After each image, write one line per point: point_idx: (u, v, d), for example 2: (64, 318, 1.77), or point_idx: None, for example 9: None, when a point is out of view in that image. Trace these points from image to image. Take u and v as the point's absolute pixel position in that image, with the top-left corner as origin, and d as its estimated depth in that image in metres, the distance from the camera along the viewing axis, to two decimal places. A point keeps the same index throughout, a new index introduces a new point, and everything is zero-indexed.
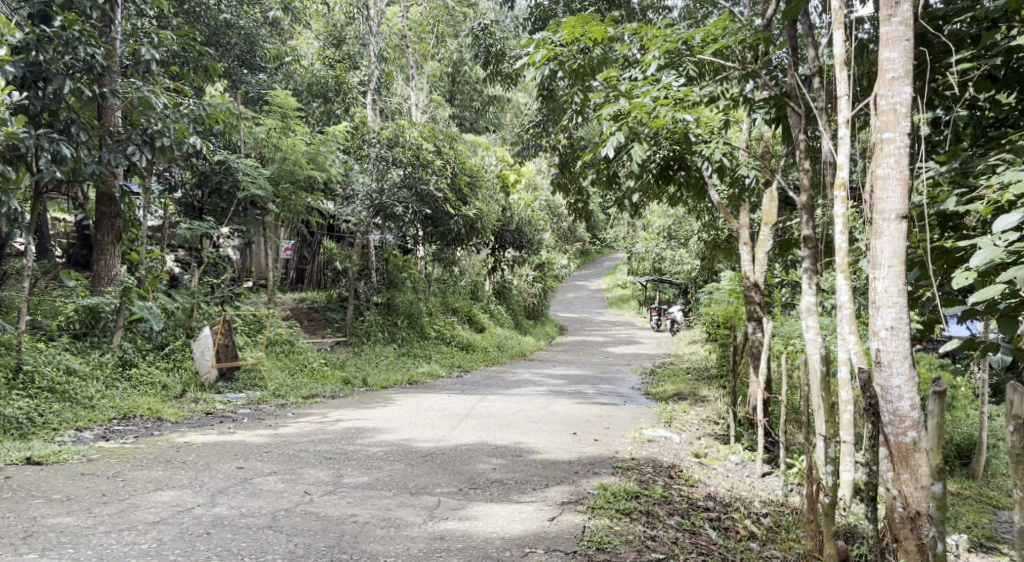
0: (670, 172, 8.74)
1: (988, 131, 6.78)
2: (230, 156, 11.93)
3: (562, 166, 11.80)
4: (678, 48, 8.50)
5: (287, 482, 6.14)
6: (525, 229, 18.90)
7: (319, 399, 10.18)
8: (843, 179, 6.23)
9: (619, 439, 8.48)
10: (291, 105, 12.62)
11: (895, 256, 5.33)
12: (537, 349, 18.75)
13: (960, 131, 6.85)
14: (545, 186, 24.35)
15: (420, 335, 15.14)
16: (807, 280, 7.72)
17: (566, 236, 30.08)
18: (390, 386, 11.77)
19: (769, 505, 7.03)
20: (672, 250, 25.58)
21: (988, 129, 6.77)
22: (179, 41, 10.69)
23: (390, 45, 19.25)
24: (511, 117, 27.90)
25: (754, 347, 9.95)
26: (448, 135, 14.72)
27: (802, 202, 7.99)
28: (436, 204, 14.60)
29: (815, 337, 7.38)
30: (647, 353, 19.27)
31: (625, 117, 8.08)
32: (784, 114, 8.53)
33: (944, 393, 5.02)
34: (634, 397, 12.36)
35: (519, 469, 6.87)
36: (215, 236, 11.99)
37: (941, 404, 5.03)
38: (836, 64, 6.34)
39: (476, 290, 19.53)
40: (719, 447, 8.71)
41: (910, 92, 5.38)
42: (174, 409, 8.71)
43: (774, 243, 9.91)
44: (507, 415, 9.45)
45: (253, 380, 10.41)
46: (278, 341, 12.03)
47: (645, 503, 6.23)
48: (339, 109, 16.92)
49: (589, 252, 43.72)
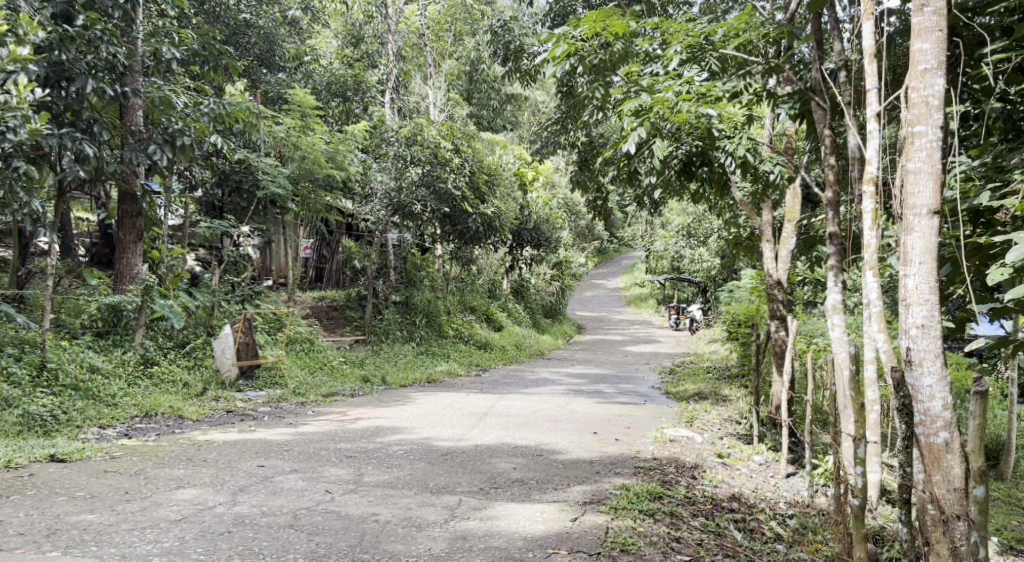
0: (692, 167, 8.60)
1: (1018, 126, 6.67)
2: (249, 155, 11.93)
3: (582, 164, 11.73)
4: (700, 43, 8.46)
5: (308, 480, 6.11)
6: (543, 227, 18.82)
7: (338, 398, 10.16)
8: (872, 174, 6.14)
9: (641, 438, 8.40)
10: (309, 104, 12.67)
11: (926, 253, 5.26)
12: (555, 348, 18.66)
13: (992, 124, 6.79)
14: (563, 184, 24.25)
15: (438, 333, 15.10)
16: (833, 278, 7.60)
17: (584, 235, 29.96)
18: (409, 384, 11.74)
19: (795, 506, 6.93)
20: (691, 248, 25.41)
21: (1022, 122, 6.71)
22: (200, 40, 10.68)
23: (408, 43, 19.22)
24: (529, 116, 27.81)
25: (777, 346, 9.84)
26: (466, 134, 14.65)
27: (827, 198, 7.89)
28: (454, 202, 14.55)
29: (841, 335, 7.25)
30: (665, 352, 19.13)
31: (647, 112, 7.98)
32: (808, 109, 8.51)
33: (986, 393, 5.11)
34: (654, 396, 12.26)
35: (540, 469, 6.81)
36: (235, 234, 12.01)
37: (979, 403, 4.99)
38: (866, 57, 6.24)
39: (493, 289, 19.48)
40: (742, 447, 8.61)
41: (943, 84, 5.33)
42: (195, 407, 8.71)
43: (797, 240, 9.80)
44: (527, 414, 9.39)
45: (273, 379, 10.41)
46: (298, 339, 12.03)
47: (669, 504, 6.15)
48: (358, 107, 16.90)
49: (606, 251, 43.55)
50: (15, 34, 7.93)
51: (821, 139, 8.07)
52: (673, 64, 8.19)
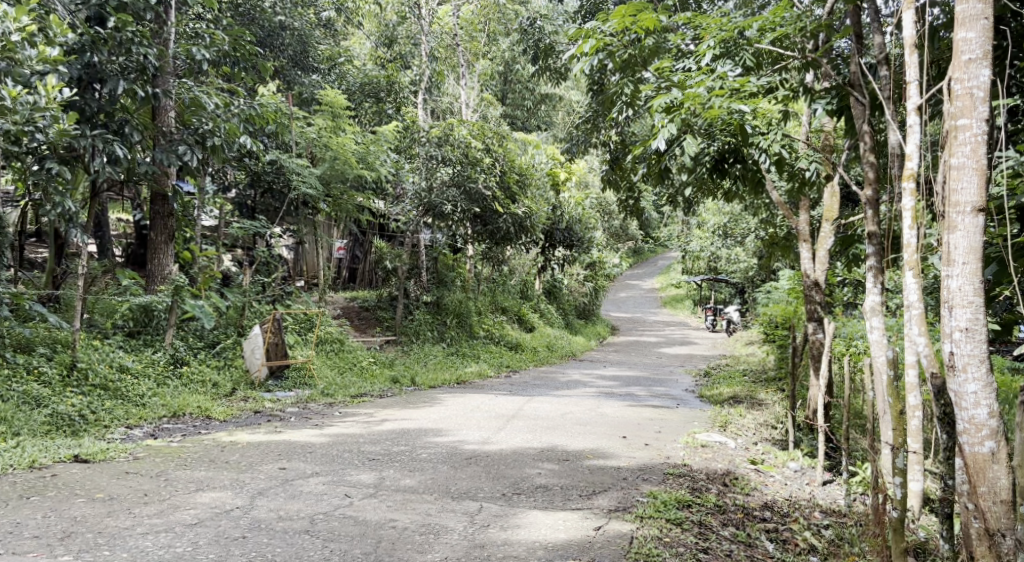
0: (724, 165, 8.24)
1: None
2: (281, 155, 11.94)
3: (614, 163, 11.53)
4: (734, 37, 8.23)
5: (328, 484, 6.03)
6: (576, 227, 18.63)
7: (367, 399, 10.11)
8: (912, 170, 5.87)
9: (672, 443, 8.21)
10: (340, 104, 12.62)
11: (970, 253, 5.12)
12: (588, 349, 18.48)
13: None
14: (597, 184, 24.03)
15: (469, 334, 15.00)
16: (871, 279, 7.33)
17: (619, 235, 29.71)
18: (438, 385, 11.66)
19: (831, 515, 6.71)
20: (728, 249, 24.97)
21: None
22: (231, 41, 10.61)
23: (442, 44, 19.17)
24: (563, 115, 27.62)
25: (814, 349, 9.60)
26: (498, 134, 14.43)
27: (866, 196, 7.63)
28: (485, 202, 14.43)
29: (879, 338, 6.97)
30: (701, 354, 18.82)
31: (678, 109, 7.82)
32: (846, 104, 8.29)
33: None
34: (687, 400, 12.03)
35: (566, 474, 6.66)
36: (266, 234, 12.02)
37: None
38: (907, 46, 5.98)
39: (526, 290, 19.35)
40: (777, 454, 8.37)
41: (988, 75, 5.17)
42: (223, 408, 8.70)
43: (835, 240, 9.55)
44: (555, 417, 9.24)
45: (303, 379, 10.35)
46: (328, 339, 12.00)
47: (698, 513, 5.96)
48: (390, 108, 16.81)
49: (642, 250, 43.18)
50: (44, 36, 7.98)
51: (860, 135, 7.82)
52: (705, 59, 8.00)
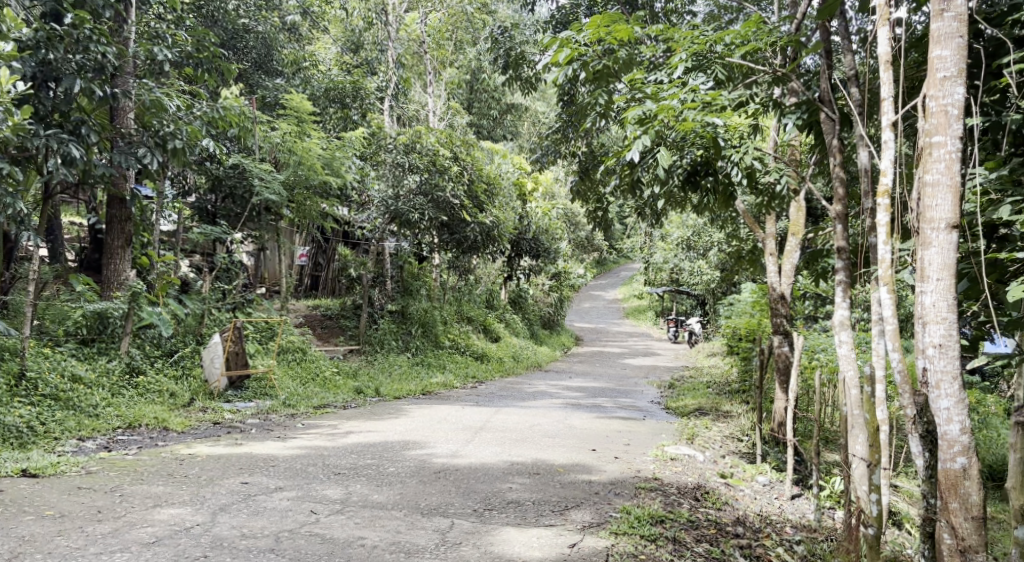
0: (697, 177, 8.21)
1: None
2: (244, 159, 11.69)
3: (583, 174, 11.48)
4: (706, 51, 8.20)
5: (292, 499, 5.83)
6: (541, 238, 18.57)
7: (330, 410, 9.88)
8: (886, 187, 5.89)
9: (641, 456, 8.13)
10: (306, 109, 12.29)
11: (944, 269, 5.13)
12: (553, 359, 18.40)
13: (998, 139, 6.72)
14: (562, 195, 24.03)
15: (434, 344, 14.82)
16: (841, 293, 7.35)
17: (583, 246, 29.75)
18: (403, 396, 11.46)
19: (802, 531, 6.71)
20: (691, 261, 25.07)
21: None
22: (194, 41, 10.34)
23: (408, 51, 19.06)
24: (529, 125, 27.59)
25: (780, 362, 9.57)
26: (465, 142, 14.38)
27: (835, 211, 7.65)
28: (452, 211, 14.31)
29: (848, 352, 6.96)
30: (665, 365, 18.84)
31: (651, 121, 7.81)
32: (816, 119, 8.25)
33: None
34: (653, 411, 11.96)
35: (537, 489, 6.54)
36: (227, 240, 11.72)
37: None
38: (881, 63, 6.00)
39: (491, 300, 19.23)
40: (745, 467, 8.35)
41: (963, 92, 5.20)
42: (180, 419, 8.42)
43: (801, 254, 9.59)
44: (523, 429, 9.12)
45: (263, 389, 10.09)
46: (290, 348, 11.73)
47: (672, 529, 5.88)
48: (356, 114, 16.54)
49: (605, 260, 43.33)
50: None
51: (830, 150, 7.86)
52: (678, 72, 7.99)
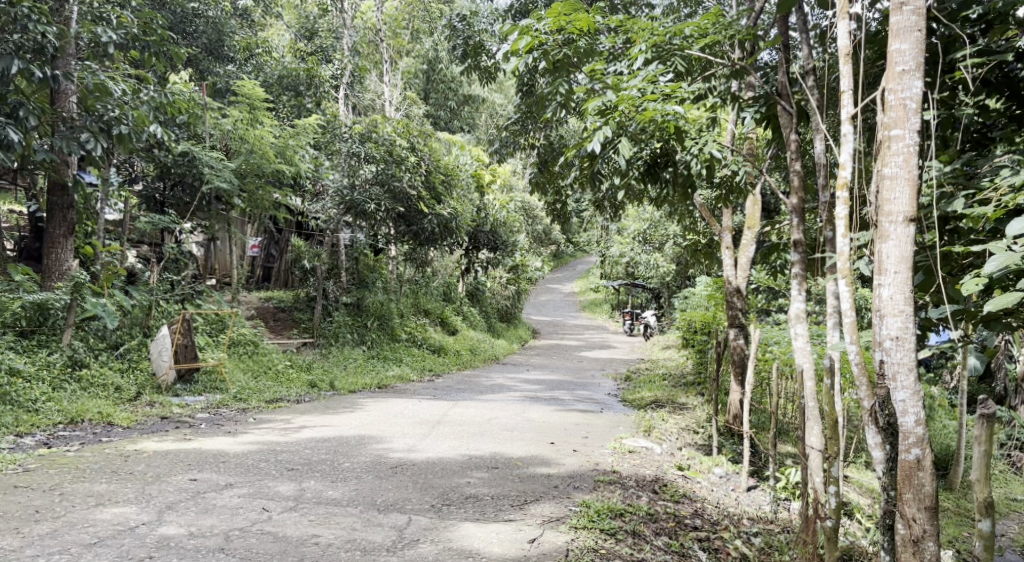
0: (656, 169, 8.36)
1: (972, 136, 6.83)
2: (194, 147, 11.34)
3: (541, 166, 11.40)
4: (666, 42, 8.13)
5: (243, 496, 5.65)
6: (499, 230, 18.48)
7: (283, 404, 9.67)
8: (845, 179, 5.91)
9: (600, 449, 8.08)
10: (258, 95, 11.96)
11: (901, 261, 5.18)
12: (510, 352, 18.36)
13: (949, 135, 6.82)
14: (519, 187, 23.97)
15: (390, 337, 14.66)
16: (796, 285, 7.37)
17: (541, 239, 29.75)
18: (359, 389, 11.29)
19: (758, 522, 6.78)
20: (647, 254, 24.57)
21: (973, 134, 6.79)
22: (140, 23, 9.94)
23: (364, 40, 18.76)
24: (486, 117, 27.41)
25: (734, 355, 9.61)
26: (422, 132, 14.21)
27: (792, 204, 7.68)
28: (409, 202, 14.16)
29: (804, 345, 7.02)
30: (621, 357, 18.92)
31: (612, 112, 7.79)
32: (774, 113, 8.27)
33: (993, 417, 5.26)
34: (611, 404, 11.95)
35: (495, 483, 6.45)
36: (176, 229, 11.38)
37: (989, 426, 5.24)
38: (841, 57, 6.01)
39: (448, 292, 19.10)
40: (702, 459, 8.36)
41: (921, 86, 5.24)
42: (126, 413, 8.15)
43: (757, 247, 9.64)
44: (481, 422, 9.03)
45: (213, 383, 9.82)
46: (241, 341, 11.45)
47: (632, 523, 5.84)
48: (310, 102, 16.23)
49: (562, 254, 43.44)
50: None
51: (787, 144, 7.88)
52: (638, 63, 7.92)
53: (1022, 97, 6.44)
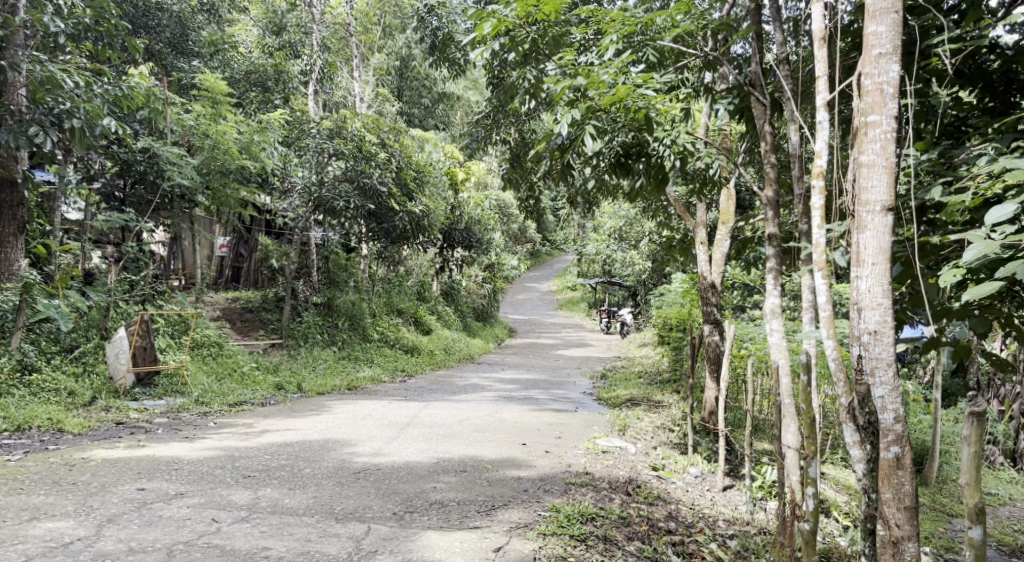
0: (628, 160, 8.02)
1: (945, 129, 6.67)
2: (153, 143, 10.99)
3: (514, 161, 11.16)
4: (638, 33, 7.87)
5: (193, 506, 5.42)
6: (473, 229, 18.20)
7: (247, 407, 9.36)
8: (821, 168, 5.74)
9: (573, 450, 7.85)
10: (221, 90, 11.65)
11: (879, 253, 5.06)
12: (486, 351, 18.09)
13: (924, 128, 6.67)
14: (494, 184, 23.68)
15: (362, 337, 14.32)
16: (771, 280, 7.19)
17: (517, 238, 29.48)
18: (327, 391, 10.99)
19: (734, 525, 6.62)
20: (623, 252, 24.58)
21: (946, 127, 6.66)
22: (92, 13, 9.58)
23: (334, 35, 18.38)
24: (461, 114, 27.08)
25: (711, 351, 9.44)
26: (393, 127, 13.91)
27: (766, 197, 7.47)
28: (380, 199, 13.89)
29: (779, 341, 6.84)
30: (597, 355, 18.74)
31: (582, 100, 7.61)
32: (747, 105, 8.14)
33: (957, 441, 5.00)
34: (586, 403, 11.72)
35: (462, 487, 6.20)
36: (136, 227, 10.96)
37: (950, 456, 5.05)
38: (816, 41, 5.85)
39: (422, 291, 18.80)
40: (677, 458, 8.15)
41: (898, 70, 5.13)
42: (78, 419, 7.81)
43: (731, 242, 9.43)
44: (452, 423, 8.77)
45: (174, 386, 9.48)
46: (205, 343, 11.09)
47: (604, 527, 5.63)
48: (278, 99, 15.87)
49: (539, 253, 43.18)
50: None
51: (761, 135, 7.69)
52: (609, 54, 7.63)
53: (996, 89, 6.39)
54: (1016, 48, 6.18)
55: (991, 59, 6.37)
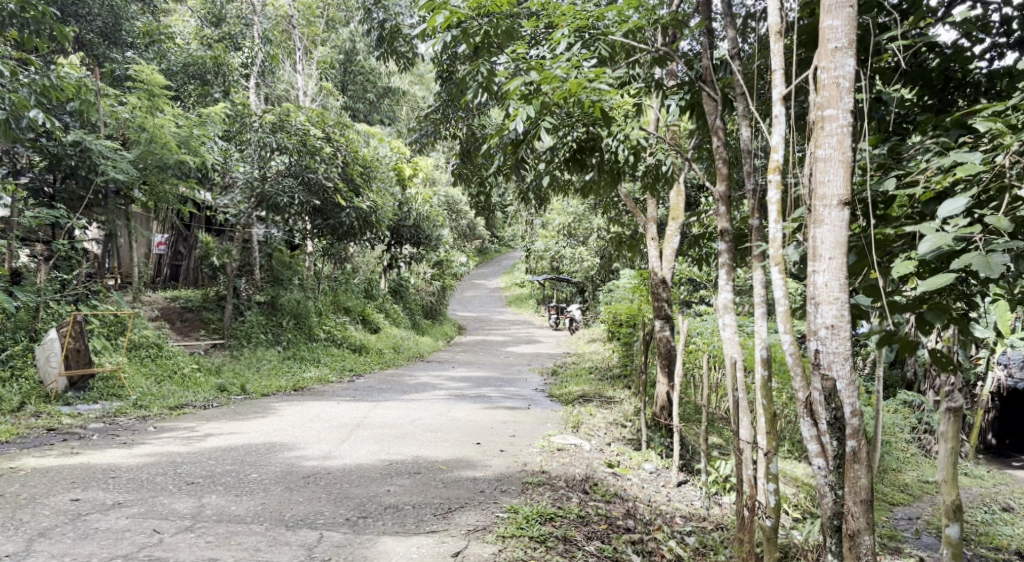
0: (582, 156, 7.97)
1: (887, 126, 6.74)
2: (85, 136, 10.52)
3: (464, 156, 10.97)
4: (590, 27, 7.75)
5: (132, 517, 5.16)
6: (421, 225, 17.95)
7: (188, 410, 9.01)
8: (777, 163, 5.71)
9: (528, 448, 7.73)
10: (158, 82, 11.22)
11: (836, 247, 5.04)
12: (435, 349, 17.90)
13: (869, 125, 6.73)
14: (442, 180, 23.43)
15: (308, 335, 13.97)
16: (724, 275, 7.16)
17: (465, 234, 29.27)
18: (272, 392, 10.69)
19: (691, 521, 6.59)
20: (572, 248, 24.54)
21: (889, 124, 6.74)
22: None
23: (276, 28, 17.90)
24: (406, 110, 26.72)
25: (662, 347, 9.38)
26: (338, 122, 13.60)
27: (718, 192, 7.40)
28: (326, 194, 13.62)
29: (732, 335, 6.84)
30: (546, 352, 18.69)
31: (535, 95, 7.49)
32: (698, 101, 8.08)
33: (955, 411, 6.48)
34: (538, 400, 11.63)
35: (415, 490, 6.03)
36: (67, 224, 10.48)
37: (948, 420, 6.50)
38: (772, 35, 5.82)
39: (369, 289, 18.50)
40: (631, 454, 8.09)
41: (853, 65, 5.11)
42: (7, 426, 7.41)
43: (681, 238, 9.40)
44: (403, 424, 8.58)
45: (110, 390, 9.09)
46: (143, 344, 10.66)
47: (563, 527, 5.52)
48: (217, 92, 15.39)
49: (487, 250, 43.02)
50: None
51: (713, 131, 7.66)
52: (560, 48, 7.49)
53: (934, 87, 6.49)
54: (955, 48, 6.28)
55: (931, 57, 6.45)
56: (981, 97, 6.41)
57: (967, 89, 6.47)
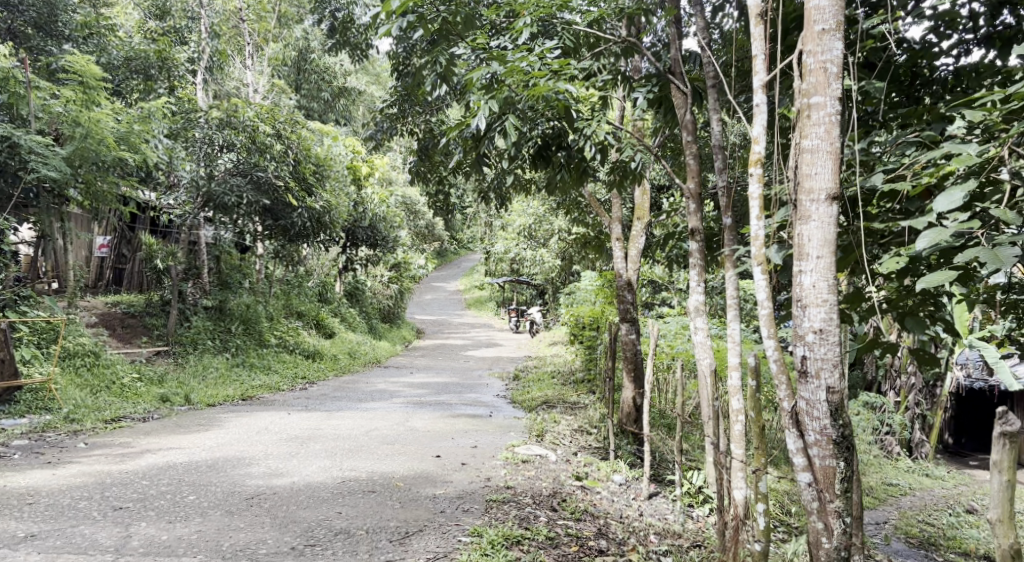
0: (549, 151, 7.51)
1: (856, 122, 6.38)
2: (12, 130, 9.82)
3: (422, 153, 10.42)
4: (553, 17, 7.38)
5: (45, 552, 4.76)
6: (378, 226, 17.32)
7: (125, 423, 8.38)
8: (759, 155, 5.35)
9: (489, 461, 7.27)
10: (93, 72, 10.47)
11: (824, 244, 4.70)
12: (393, 354, 17.37)
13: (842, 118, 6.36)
14: (398, 180, 22.78)
15: (258, 342, 13.35)
16: (696, 276, 6.74)
17: (423, 235, 28.70)
18: (219, 402, 10.08)
19: (665, 538, 6.19)
20: (532, 250, 23.94)
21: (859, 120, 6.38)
22: None
23: (224, 22, 17.09)
24: (363, 109, 25.95)
25: (628, 350, 8.91)
26: (289, 118, 12.92)
27: (689, 189, 6.90)
28: (276, 193, 13.06)
29: (704, 340, 6.47)
30: (507, 356, 18.22)
31: (498, 87, 6.97)
32: (665, 95, 7.70)
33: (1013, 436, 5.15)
34: (500, 407, 11.17)
35: (369, 511, 5.56)
36: None
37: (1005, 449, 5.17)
38: (751, 19, 5.48)
39: (324, 292, 17.86)
40: (599, 465, 7.66)
41: (841, 48, 4.77)
42: None
43: (647, 239, 9.02)
44: (357, 436, 8.07)
45: (39, 403, 8.48)
46: (79, 352, 9.90)
47: (530, 552, 5.12)
48: (162, 88, 14.63)
49: (446, 252, 42.50)
50: None
51: (683, 126, 7.29)
52: (523, 36, 7.03)
53: (901, 84, 6.20)
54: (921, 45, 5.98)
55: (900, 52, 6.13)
56: (947, 94, 6.12)
57: (934, 87, 6.19)
